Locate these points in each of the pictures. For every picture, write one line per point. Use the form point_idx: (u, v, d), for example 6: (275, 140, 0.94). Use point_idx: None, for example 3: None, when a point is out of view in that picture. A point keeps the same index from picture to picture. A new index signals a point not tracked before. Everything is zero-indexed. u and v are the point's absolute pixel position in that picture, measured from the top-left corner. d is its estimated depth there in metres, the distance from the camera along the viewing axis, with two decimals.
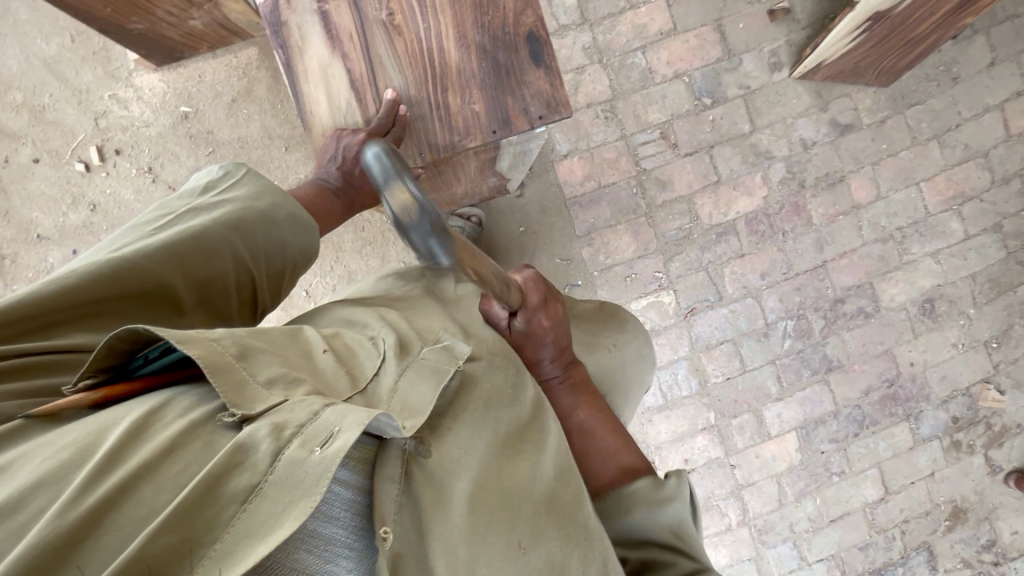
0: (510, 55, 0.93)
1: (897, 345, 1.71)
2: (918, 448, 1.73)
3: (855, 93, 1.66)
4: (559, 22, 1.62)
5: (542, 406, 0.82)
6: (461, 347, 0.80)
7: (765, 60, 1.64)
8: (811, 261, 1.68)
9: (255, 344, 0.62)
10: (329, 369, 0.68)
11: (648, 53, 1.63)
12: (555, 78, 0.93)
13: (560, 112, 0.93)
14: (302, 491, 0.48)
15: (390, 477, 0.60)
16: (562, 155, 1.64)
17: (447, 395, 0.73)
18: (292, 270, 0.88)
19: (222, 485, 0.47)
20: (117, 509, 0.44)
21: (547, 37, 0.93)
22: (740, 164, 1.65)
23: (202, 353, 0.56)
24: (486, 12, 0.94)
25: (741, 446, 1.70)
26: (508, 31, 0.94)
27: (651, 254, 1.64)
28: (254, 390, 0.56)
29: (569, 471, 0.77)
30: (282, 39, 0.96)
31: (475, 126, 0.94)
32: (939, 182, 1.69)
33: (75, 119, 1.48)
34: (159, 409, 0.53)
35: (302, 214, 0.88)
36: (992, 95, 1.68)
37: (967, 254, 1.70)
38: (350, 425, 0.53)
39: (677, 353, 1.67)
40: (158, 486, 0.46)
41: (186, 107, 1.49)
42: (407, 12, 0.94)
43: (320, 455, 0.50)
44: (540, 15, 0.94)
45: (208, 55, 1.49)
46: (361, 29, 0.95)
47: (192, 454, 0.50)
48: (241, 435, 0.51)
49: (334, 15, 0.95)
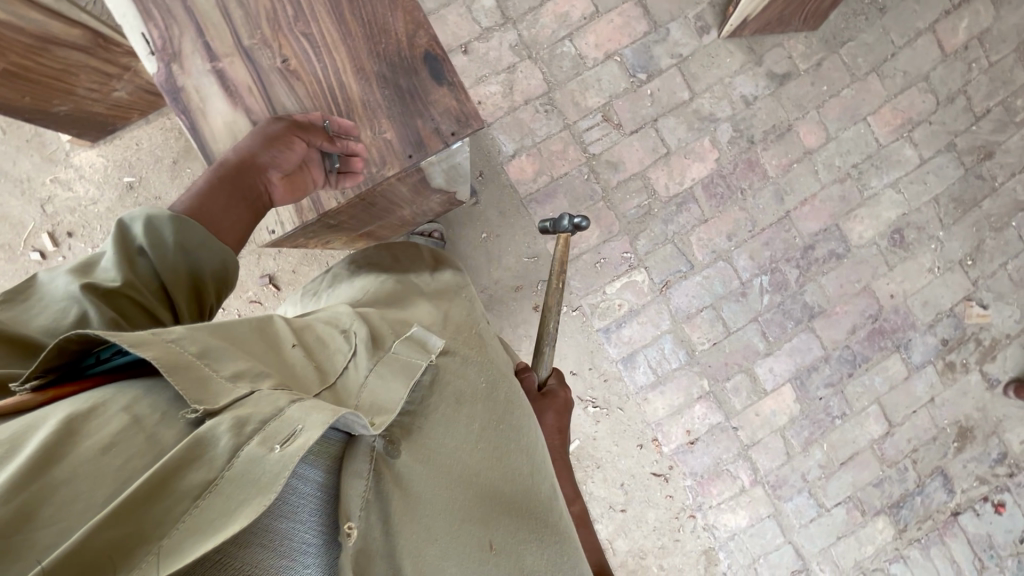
0: (410, 79, 0.96)
1: (874, 280, 1.73)
2: (914, 376, 1.75)
3: (786, 41, 1.67)
4: (482, 25, 1.59)
5: (517, 403, 0.85)
6: (433, 341, 0.84)
7: (692, 25, 1.64)
8: (774, 214, 1.69)
9: (217, 342, 0.63)
10: (299, 364, 0.71)
11: (576, 39, 1.62)
12: (459, 93, 0.96)
13: (471, 125, 0.95)
14: (256, 487, 0.49)
15: (358, 473, 0.62)
16: (509, 156, 1.62)
17: (420, 390, 0.77)
18: (192, 285, 0.73)
19: (174, 479, 0.48)
20: (52, 502, 0.45)
21: (444, 55, 0.96)
22: (687, 132, 1.65)
23: (158, 354, 0.55)
24: (379, 42, 0.95)
25: (740, 407, 1.71)
26: (404, 55, 0.96)
27: (616, 237, 1.65)
28: (219, 385, 0.57)
29: (540, 467, 0.81)
30: (183, 104, 0.94)
31: (390, 153, 0.95)
32: (885, 113, 1.70)
33: (22, 209, 1.48)
34: (102, 404, 0.53)
35: (159, 210, 0.71)
36: (921, 19, 1.70)
37: (926, 178, 1.72)
38: (312, 425, 0.55)
39: (660, 329, 1.68)
40: (97, 482, 0.47)
41: (129, 177, 1.49)
42: (302, 55, 0.95)
43: (279, 453, 0.52)
44: (433, 35, 0.96)
45: (141, 122, 1.49)
46: (259, 80, 0.95)
47: (134, 447, 0.51)
48: (200, 430, 0.52)
49: (229, 71, 0.95)
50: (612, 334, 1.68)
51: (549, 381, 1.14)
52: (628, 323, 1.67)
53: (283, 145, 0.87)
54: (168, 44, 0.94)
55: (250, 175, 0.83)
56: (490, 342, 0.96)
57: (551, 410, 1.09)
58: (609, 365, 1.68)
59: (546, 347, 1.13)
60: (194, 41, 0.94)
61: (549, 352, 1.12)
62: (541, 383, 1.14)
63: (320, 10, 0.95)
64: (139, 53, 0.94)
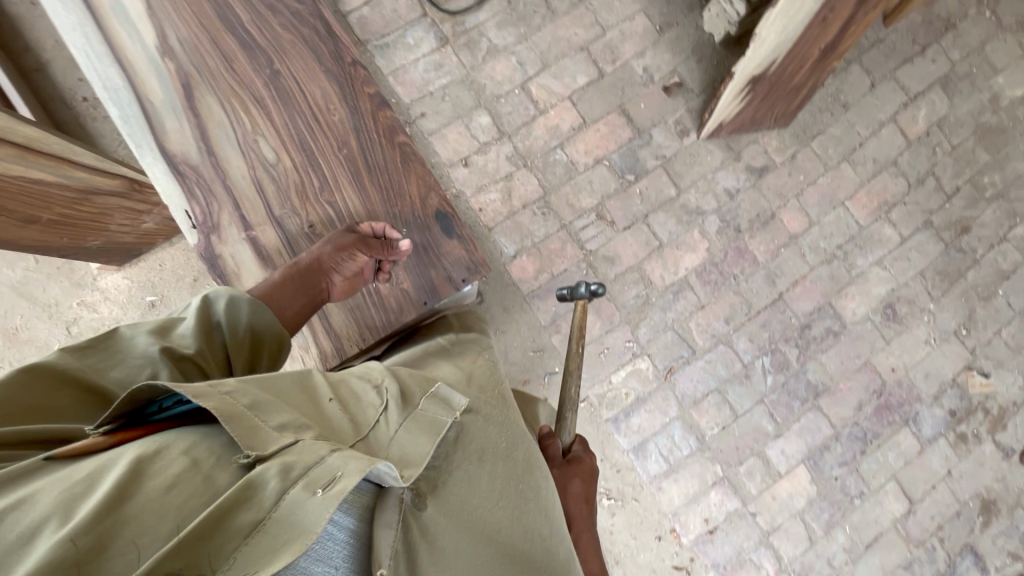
0: (424, 234, 1.07)
1: (873, 355, 1.76)
2: (927, 450, 1.74)
3: (761, 138, 1.80)
4: (480, 140, 1.73)
5: (537, 465, 0.86)
6: (456, 398, 0.86)
7: (673, 129, 1.78)
8: (768, 295, 1.75)
9: (263, 394, 0.68)
10: (335, 416, 0.75)
11: (567, 148, 1.75)
12: (469, 243, 1.08)
13: (480, 272, 1.07)
14: (301, 529, 0.53)
15: (387, 523, 0.66)
16: (511, 257, 1.70)
17: (445, 446, 0.79)
18: (251, 351, 0.88)
19: (231, 517, 0.52)
20: (125, 534, 0.49)
21: (454, 212, 1.08)
22: (677, 225, 1.75)
23: (216, 405, 0.61)
24: (395, 203, 1.08)
25: (756, 492, 1.69)
26: (419, 213, 1.08)
27: (618, 326, 1.70)
28: (267, 433, 0.62)
29: (559, 530, 0.82)
30: (219, 269, 1.04)
31: (407, 300, 1.07)
32: (861, 197, 1.81)
33: (48, 331, 1.54)
34: (162, 448, 0.57)
35: (243, 294, 0.88)
36: (882, 111, 1.85)
37: (909, 254, 1.80)
38: (352, 470, 0.59)
39: (668, 416, 1.70)
40: (161, 515, 0.51)
41: (152, 296, 1.57)
42: (326, 218, 1.06)
43: (323, 495, 0.56)
44: (443, 195, 1.08)
45: (165, 245, 1.59)
46: (289, 244, 1.05)
47: (193, 487, 0.55)
48: (252, 474, 0.56)
49: (261, 238, 1.05)
50: (621, 423, 1.69)
51: (574, 448, 1.16)
52: (636, 412, 1.69)
53: (349, 254, 0.99)
54: (209, 218, 1.04)
55: (316, 277, 0.98)
56: (516, 402, 0.96)
57: (578, 477, 1.09)
58: (621, 456, 1.68)
59: (569, 410, 1.16)
60: (231, 214, 1.05)
61: (572, 413, 1.15)
62: (566, 449, 1.16)
63: (342, 180, 1.07)
64: (183, 228, 1.04)
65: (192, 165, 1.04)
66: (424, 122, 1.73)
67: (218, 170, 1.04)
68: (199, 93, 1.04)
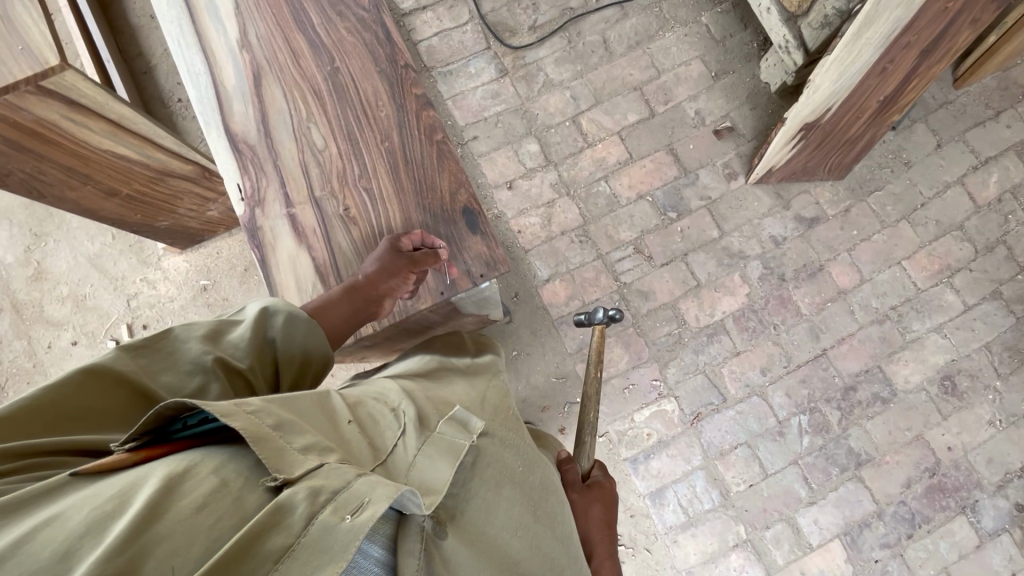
0: (449, 227, 1.11)
1: (927, 429, 1.62)
2: (987, 545, 1.55)
3: (814, 189, 1.76)
4: (527, 165, 1.79)
5: (549, 490, 0.86)
6: (473, 422, 0.83)
7: (720, 171, 1.77)
8: (809, 350, 1.66)
9: (287, 415, 0.64)
10: (354, 439, 0.72)
11: (611, 180, 1.78)
12: (491, 241, 1.11)
13: (498, 269, 1.10)
14: (331, 555, 0.51)
15: (411, 553, 0.63)
16: (544, 280, 1.71)
17: (462, 473, 0.77)
18: (299, 365, 0.88)
19: (261, 543, 0.50)
20: (154, 557, 0.47)
21: (479, 209, 1.12)
22: (717, 267, 1.71)
23: (244, 425, 0.58)
24: (426, 196, 1.12)
25: (782, 562, 1.56)
26: (447, 208, 1.12)
27: (646, 363, 1.66)
28: (291, 456, 0.59)
29: (569, 556, 0.83)
30: (258, 240, 1.11)
31: (426, 291, 1.10)
32: (921, 259, 1.72)
33: (111, 302, 1.68)
34: (190, 467, 0.55)
35: (301, 312, 0.88)
36: (948, 173, 1.77)
37: (973, 324, 1.67)
38: (379, 497, 0.55)
39: (691, 464, 1.61)
40: (192, 537, 0.50)
41: (205, 280, 1.68)
42: (361, 205, 1.12)
43: (350, 522, 0.52)
44: (472, 191, 1.12)
45: (225, 235, 1.71)
46: (323, 224, 1.11)
47: (222, 509, 0.53)
48: (280, 497, 0.54)
49: (300, 216, 1.12)
50: (639, 465, 1.62)
51: (593, 473, 1.12)
52: (656, 455, 1.62)
53: (402, 277, 1.03)
54: (256, 192, 1.12)
55: (375, 301, 1.01)
56: (524, 428, 0.94)
57: (598, 502, 1.06)
58: (636, 499, 1.60)
59: (587, 434, 1.13)
60: (277, 191, 1.12)
61: (591, 436, 1.12)
62: (586, 475, 1.13)
63: (381, 171, 1.13)
64: (232, 199, 1.12)
65: (250, 144, 1.14)
66: (474, 144, 1.81)
67: (272, 150, 1.13)
68: (266, 82, 1.15)
